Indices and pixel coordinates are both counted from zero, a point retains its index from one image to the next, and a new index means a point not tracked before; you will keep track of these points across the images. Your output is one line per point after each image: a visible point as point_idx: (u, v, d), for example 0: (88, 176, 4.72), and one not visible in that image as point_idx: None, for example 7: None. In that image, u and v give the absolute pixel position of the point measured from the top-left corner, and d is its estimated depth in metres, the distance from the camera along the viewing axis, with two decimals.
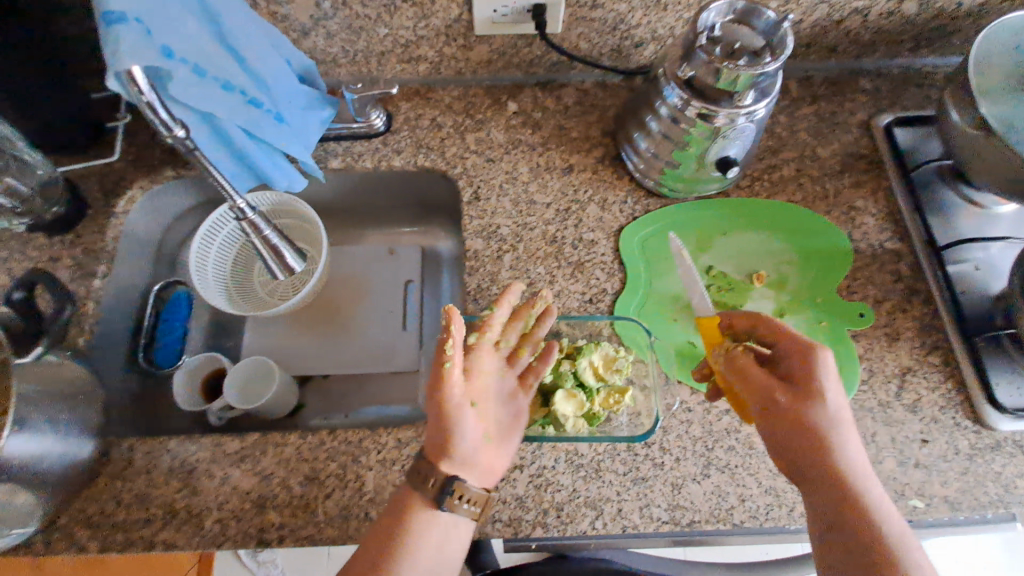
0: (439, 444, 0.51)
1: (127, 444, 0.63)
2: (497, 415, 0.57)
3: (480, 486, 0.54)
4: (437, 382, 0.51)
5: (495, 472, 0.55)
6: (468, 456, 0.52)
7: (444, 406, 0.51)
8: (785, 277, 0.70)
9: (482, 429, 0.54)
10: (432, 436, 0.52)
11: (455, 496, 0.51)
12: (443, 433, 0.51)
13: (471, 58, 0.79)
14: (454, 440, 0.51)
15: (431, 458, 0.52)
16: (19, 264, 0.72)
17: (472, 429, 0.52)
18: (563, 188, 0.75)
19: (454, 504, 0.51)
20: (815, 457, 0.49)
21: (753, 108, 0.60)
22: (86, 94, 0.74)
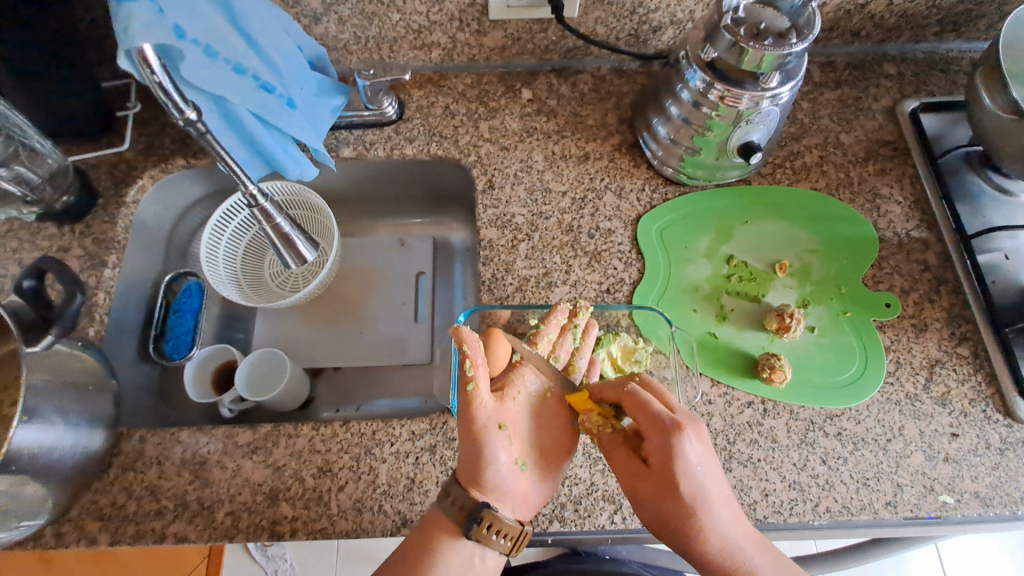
0: (468, 468, 0.52)
1: (138, 436, 0.62)
2: (537, 443, 0.57)
3: (514, 517, 0.53)
4: (464, 404, 0.53)
5: (530, 504, 0.55)
6: (499, 483, 0.53)
7: (473, 428, 0.53)
8: (808, 266, 0.68)
9: (515, 456, 0.55)
10: (463, 460, 0.53)
11: (486, 527, 0.50)
12: (474, 457, 0.52)
13: (484, 44, 0.78)
14: (482, 465, 0.52)
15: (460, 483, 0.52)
16: (29, 254, 0.71)
17: (500, 458, 0.53)
18: (579, 176, 0.74)
19: (483, 534, 0.50)
20: (661, 517, 0.50)
21: (778, 91, 0.58)
22: (95, 81, 0.73)
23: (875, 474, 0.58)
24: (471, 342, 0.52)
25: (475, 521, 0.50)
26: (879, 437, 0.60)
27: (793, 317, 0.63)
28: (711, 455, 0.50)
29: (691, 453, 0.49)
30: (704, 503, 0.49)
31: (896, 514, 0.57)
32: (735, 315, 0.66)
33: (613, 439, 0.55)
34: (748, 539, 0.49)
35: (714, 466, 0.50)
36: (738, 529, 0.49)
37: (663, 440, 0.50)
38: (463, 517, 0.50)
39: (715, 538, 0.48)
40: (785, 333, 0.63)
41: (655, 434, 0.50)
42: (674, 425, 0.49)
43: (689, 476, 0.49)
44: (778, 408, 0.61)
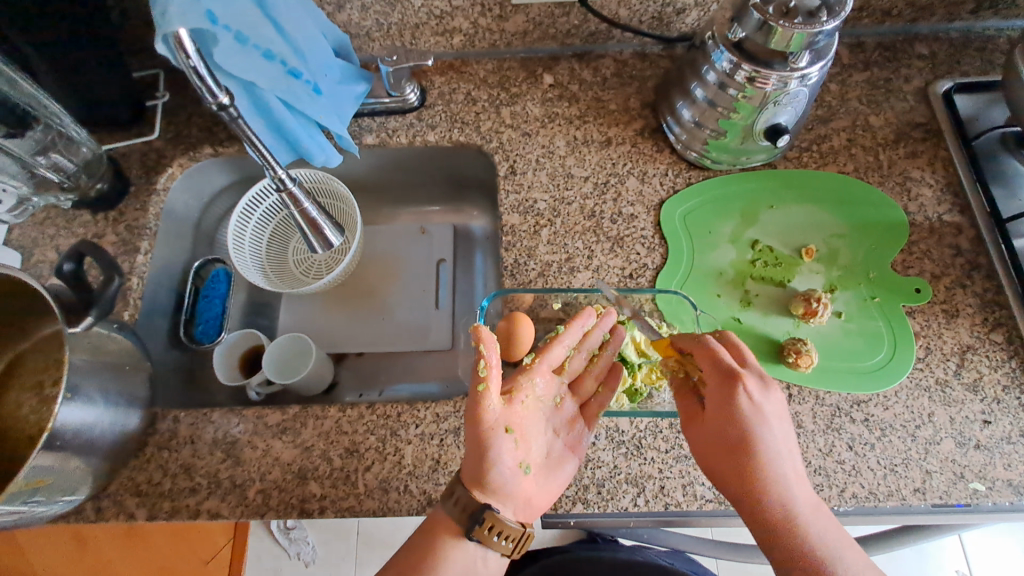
0: (475, 472, 0.51)
1: (172, 416, 0.64)
2: (542, 448, 0.57)
3: (516, 518, 0.53)
4: (473, 405, 0.51)
5: (533, 507, 0.54)
6: (504, 485, 0.52)
7: (482, 432, 0.51)
8: (835, 251, 0.67)
9: (521, 459, 0.54)
10: (468, 461, 0.52)
11: (487, 528, 0.49)
12: (479, 461, 0.51)
13: (506, 29, 0.78)
14: (490, 468, 0.51)
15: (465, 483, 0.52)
16: (65, 241, 0.73)
17: (505, 461, 0.52)
18: (601, 161, 0.73)
19: (484, 535, 0.49)
20: (717, 462, 0.51)
21: (807, 71, 0.57)
22: (126, 72, 0.75)
23: (904, 460, 0.58)
24: (488, 341, 0.50)
25: (477, 522, 0.49)
26: (907, 423, 0.59)
27: (821, 302, 0.62)
28: (778, 412, 0.50)
29: (751, 404, 0.50)
30: (762, 455, 0.49)
31: (924, 501, 0.56)
32: (759, 301, 0.65)
33: (680, 386, 0.57)
34: (806, 503, 0.48)
35: (777, 422, 0.50)
36: (797, 490, 0.48)
37: (722, 388, 0.51)
38: (465, 519, 0.50)
39: (767, 489, 0.48)
40: (811, 318, 0.62)
41: (715, 380, 0.51)
42: (734, 374, 0.50)
43: (746, 426, 0.49)
44: (803, 394, 0.61)
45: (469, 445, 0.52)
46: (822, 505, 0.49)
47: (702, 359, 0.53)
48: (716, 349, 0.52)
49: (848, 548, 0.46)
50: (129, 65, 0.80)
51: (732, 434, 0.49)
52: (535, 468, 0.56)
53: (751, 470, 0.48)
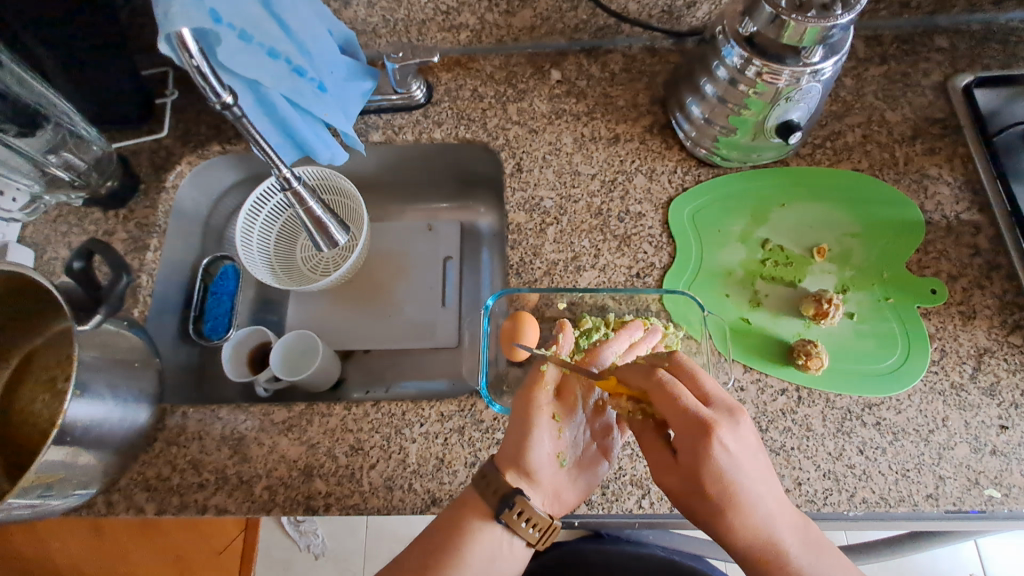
0: (513, 454, 0.52)
1: (181, 412, 0.65)
2: (579, 446, 0.57)
3: (544, 509, 0.53)
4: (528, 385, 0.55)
5: (561, 501, 0.54)
6: (539, 470, 0.53)
7: (530, 409, 0.54)
8: (849, 250, 0.66)
9: (558, 450, 0.55)
10: (508, 442, 0.53)
11: (516, 511, 0.49)
12: (521, 439, 0.53)
13: (513, 25, 0.77)
14: (529, 449, 0.52)
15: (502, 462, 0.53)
16: (77, 238, 0.74)
17: (546, 447, 0.54)
18: (609, 158, 0.72)
19: (512, 517, 0.49)
20: (695, 512, 0.46)
21: (821, 66, 0.55)
22: (136, 70, 0.75)
23: (916, 465, 0.56)
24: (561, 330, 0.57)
25: (507, 505, 0.49)
26: (920, 428, 0.58)
27: (832, 302, 0.61)
28: (750, 450, 0.45)
29: (726, 450, 0.44)
30: (741, 505, 0.44)
31: (937, 507, 0.55)
32: (769, 301, 0.64)
33: (642, 425, 0.52)
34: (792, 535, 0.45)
35: (755, 464, 0.45)
36: (784, 532, 0.44)
37: (693, 440, 0.45)
38: (497, 500, 0.50)
39: (752, 537, 0.44)
40: (822, 319, 0.61)
41: (685, 428, 0.45)
42: (706, 430, 0.44)
43: (722, 477, 0.44)
44: (813, 396, 0.59)
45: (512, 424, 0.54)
46: (810, 528, 0.46)
47: (661, 403, 0.47)
48: (676, 390, 0.46)
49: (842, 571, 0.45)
50: (139, 63, 0.81)
51: (708, 489, 0.44)
52: (569, 464, 0.56)
53: (733, 521, 0.44)
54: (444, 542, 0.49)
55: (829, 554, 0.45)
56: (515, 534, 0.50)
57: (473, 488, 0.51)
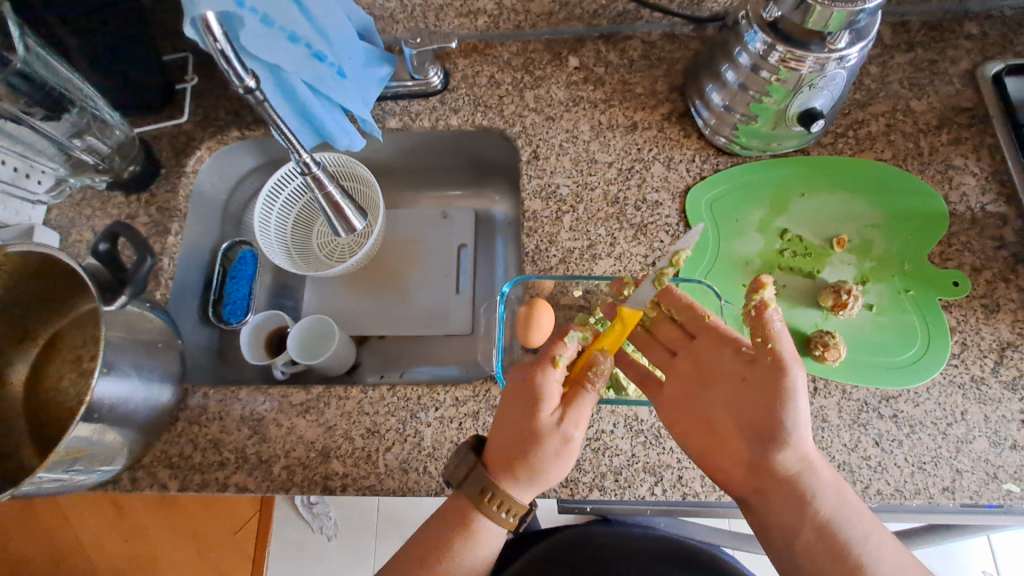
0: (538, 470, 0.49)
1: (202, 393, 0.66)
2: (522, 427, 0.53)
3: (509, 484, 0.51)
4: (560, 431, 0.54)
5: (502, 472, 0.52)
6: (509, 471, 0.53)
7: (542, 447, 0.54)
8: (869, 241, 0.65)
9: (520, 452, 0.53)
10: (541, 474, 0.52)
11: (481, 493, 0.49)
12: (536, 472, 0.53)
13: (531, 10, 0.76)
14: (553, 466, 0.49)
15: (494, 468, 0.50)
16: (101, 222, 0.75)
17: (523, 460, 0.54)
18: (626, 146, 0.72)
19: (479, 503, 0.49)
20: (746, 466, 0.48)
21: (846, 52, 0.55)
22: (157, 56, 0.76)
23: (933, 458, 0.56)
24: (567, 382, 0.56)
25: (473, 486, 0.50)
26: (938, 421, 0.57)
27: (852, 294, 0.60)
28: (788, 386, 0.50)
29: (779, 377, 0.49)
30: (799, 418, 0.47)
31: (953, 500, 0.54)
32: (787, 291, 0.63)
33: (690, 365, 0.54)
34: (843, 500, 0.45)
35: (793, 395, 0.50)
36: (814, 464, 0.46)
37: (764, 377, 0.48)
38: (467, 484, 0.51)
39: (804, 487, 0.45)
40: (840, 310, 0.61)
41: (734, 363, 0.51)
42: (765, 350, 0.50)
43: (794, 408, 0.46)
44: (829, 388, 0.59)
45: (507, 429, 0.51)
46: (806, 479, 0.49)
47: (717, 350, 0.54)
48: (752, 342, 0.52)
49: (891, 548, 0.43)
50: (159, 48, 0.82)
51: (763, 424, 0.47)
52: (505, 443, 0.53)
53: (789, 463, 0.46)
54: (425, 530, 0.51)
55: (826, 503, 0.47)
56: (482, 516, 0.49)
57: (450, 472, 0.52)
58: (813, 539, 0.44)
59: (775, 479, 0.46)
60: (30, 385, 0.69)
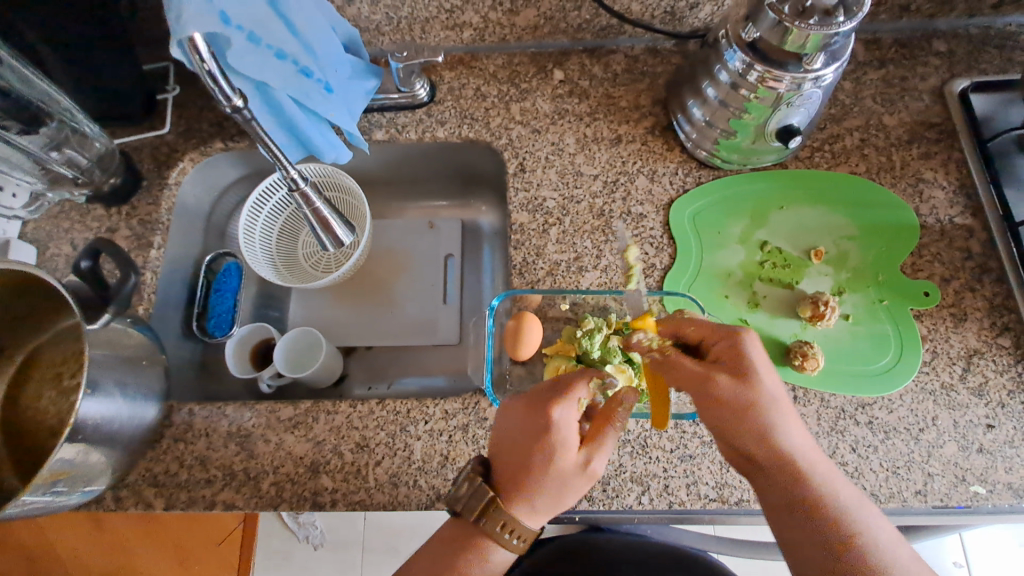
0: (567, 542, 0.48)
1: (188, 408, 0.65)
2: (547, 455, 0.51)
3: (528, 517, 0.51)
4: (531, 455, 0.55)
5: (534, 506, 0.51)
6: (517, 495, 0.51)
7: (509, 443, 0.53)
8: (845, 253, 0.67)
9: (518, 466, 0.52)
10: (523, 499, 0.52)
11: (504, 530, 0.49)
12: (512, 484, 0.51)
13: (517, 23, 0.77)
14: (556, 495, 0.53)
15: (522, 513, 0.50)
16: (81, 235, 0.74)
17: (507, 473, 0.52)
18: (611, 159, 0.73)
19: (505, 541, 0.50)
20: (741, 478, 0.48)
21: (821, 73, 0.57)
22: (138, 67, 0.74)
23: (906, 463, 0.58)
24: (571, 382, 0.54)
25: (490, 519, 0.50)
26: (911, 427, 0.60)
27: (829, 305, 0.62)
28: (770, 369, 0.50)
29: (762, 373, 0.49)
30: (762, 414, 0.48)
31: (925, 503, 0.57)
32: (767, 302, 0.65)
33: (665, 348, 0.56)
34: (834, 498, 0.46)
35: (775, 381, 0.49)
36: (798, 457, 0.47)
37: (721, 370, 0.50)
38: (481, 519, 0.50)
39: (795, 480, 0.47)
40: (818, 321, 0.63)
41: (728, 357, 0.50)
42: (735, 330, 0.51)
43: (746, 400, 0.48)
44: (808, 396, 0.61)
45: (548, 482, 0.50)
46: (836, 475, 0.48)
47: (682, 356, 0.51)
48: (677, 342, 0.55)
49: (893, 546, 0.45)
50: (140, 57, 0.80)
51: (745, 418, 0.48)
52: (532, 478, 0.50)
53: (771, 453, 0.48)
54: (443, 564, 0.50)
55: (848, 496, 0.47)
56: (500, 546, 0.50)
57: (460, 507, 0.51)
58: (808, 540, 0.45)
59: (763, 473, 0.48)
60: (9, 403, 0.67)
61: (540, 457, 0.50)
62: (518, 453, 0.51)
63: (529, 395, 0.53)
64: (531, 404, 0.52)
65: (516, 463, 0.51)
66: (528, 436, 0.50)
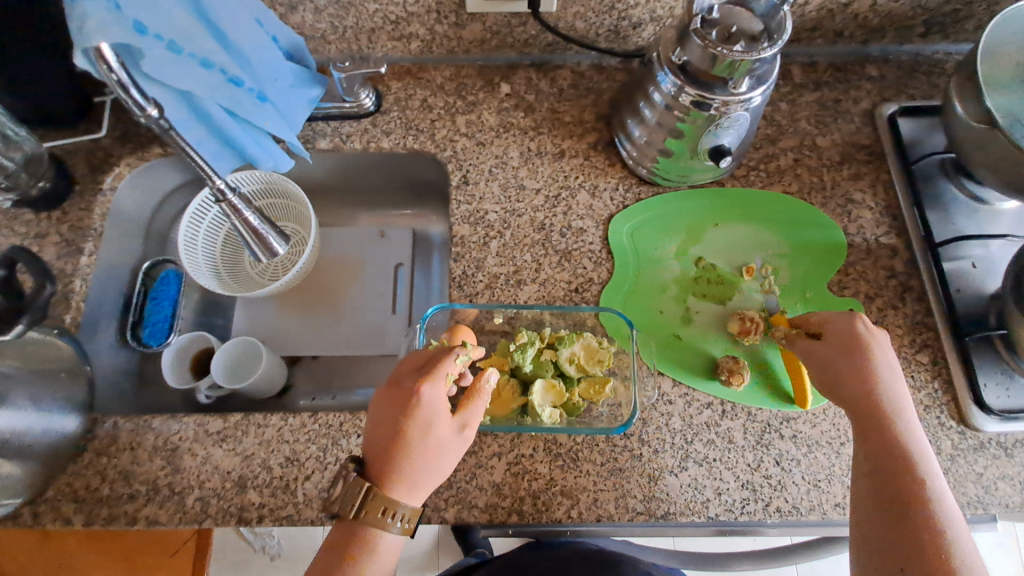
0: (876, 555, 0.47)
1: (113, 420, 0.63)
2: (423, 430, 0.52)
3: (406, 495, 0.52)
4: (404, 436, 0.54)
5: (415, 484, 0.52)
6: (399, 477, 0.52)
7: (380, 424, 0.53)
8: (775, 269, 0.69)
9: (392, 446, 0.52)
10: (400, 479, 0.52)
11: (382, 512, 0.50)
12: (383, 466, 0.51)
13: (463, 36, 0.78)
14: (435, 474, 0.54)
15: (400, 489, 0.51)
16: (7, 240, 0.71)
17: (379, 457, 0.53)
18: (553, 173, 0.74)
19: (388, 525, 0.50)
20: (877, 476, 0.50)
21: (749, 95, 0.59)
22: (71, 69, 0.72)
23: (827, 476, 0.60)
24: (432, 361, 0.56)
25: (371, 506, 0.50)
26: (833, 440, 0.61)
27: (755, 321, 0.63)
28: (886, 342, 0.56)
29: (885, 363, 0.55)
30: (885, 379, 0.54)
31: (844, 516, 0.58)
32: (699, 317, 0.67)
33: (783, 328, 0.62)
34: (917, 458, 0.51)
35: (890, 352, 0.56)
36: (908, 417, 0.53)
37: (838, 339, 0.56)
38: (360, 510, 0.50)
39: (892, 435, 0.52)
40: (745, 337, 0.64)
41: (841, 329, 0.57)
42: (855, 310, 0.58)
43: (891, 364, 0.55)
44: (736, 411, 0.62)
45: (418, 449, 0.51)
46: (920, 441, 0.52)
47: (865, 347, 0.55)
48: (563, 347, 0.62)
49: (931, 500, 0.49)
50: None
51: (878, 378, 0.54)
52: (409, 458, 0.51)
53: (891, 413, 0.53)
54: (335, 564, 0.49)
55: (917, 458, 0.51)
56: (384, 532, 0.50)
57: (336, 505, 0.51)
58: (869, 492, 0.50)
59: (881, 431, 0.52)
60: None
61: (409, 428, 0.51)
62: (387, 435, 0.52)
63: (393, 376, 0.55)
64: (394, 382, 0.55)
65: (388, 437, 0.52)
66: (393, 409, 0.52)
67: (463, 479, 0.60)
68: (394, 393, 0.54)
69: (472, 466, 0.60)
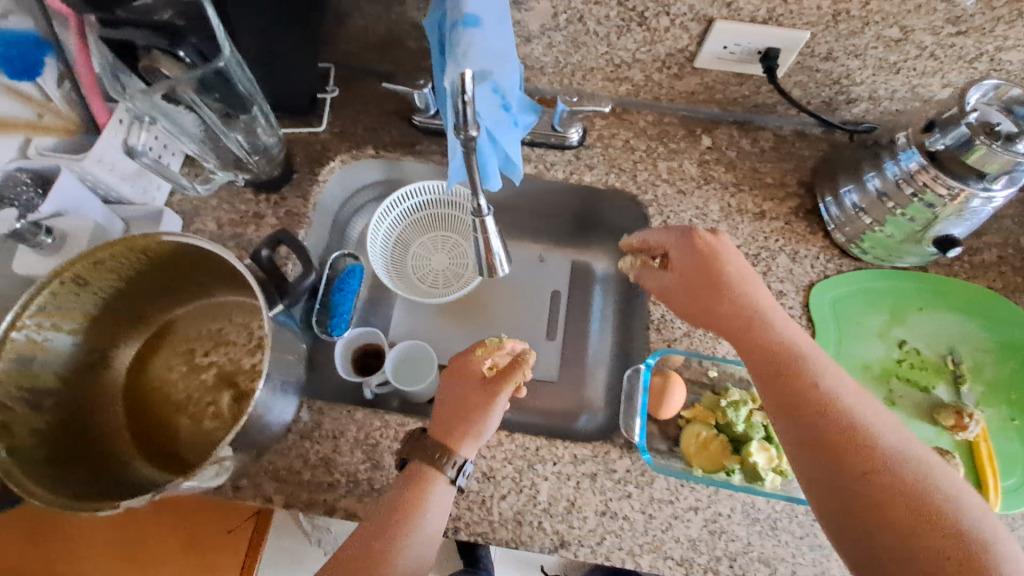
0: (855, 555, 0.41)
1: (317, 407, 0.66)
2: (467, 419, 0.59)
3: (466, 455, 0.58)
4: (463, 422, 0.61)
5: (448, 435, 0.58)
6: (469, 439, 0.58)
7: (455, 398, 0.61)
8: (981, 364, 0.68)
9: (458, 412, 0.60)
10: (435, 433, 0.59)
11: (443, 458, 0.57)
12: (453, 415, 0.60)
13: (676, 87, 0.79)
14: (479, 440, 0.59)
15: (462, 444, 0.58)
16: (226, 216, 0.74)
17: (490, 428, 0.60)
18: (754, 232, 0.75)
19: (445, 469, 0.56)
20: (796, 419, 0.46)
21: (994, 193, 0.60)
22: (312, 66, 0.76)
23: None
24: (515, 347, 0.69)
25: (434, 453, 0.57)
26: None
27: (972, 417, 0.63)
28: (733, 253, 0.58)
29: (749, 292, 0.55)
30: (767, 321, 0.53)
31: None
32: (904, 402, 0.66)
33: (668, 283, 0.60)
34: (860, 408, 0.45)
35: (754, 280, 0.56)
36: (830, 376, 0.47)
37: (698, 271, 0.57)
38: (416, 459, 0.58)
39: (824, 388, 0.47)
40: (959, 431, 0.63)
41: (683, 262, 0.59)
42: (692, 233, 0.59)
43: (754, 296, 0.55)
44: None
45: (478, 400, 0.60)
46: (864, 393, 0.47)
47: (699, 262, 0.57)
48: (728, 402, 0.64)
49: (915, 449, 0.43)
50: None
51: (758, 318, 0.53)
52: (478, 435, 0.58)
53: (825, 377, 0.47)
54: (389, 511, 0.54)
55: (868, 402, 0.46)
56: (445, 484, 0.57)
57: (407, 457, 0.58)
58: (834, 481, 0.43)
59: (806, 393, 0.47)
60: (134, 372, 0.66)
61: (457, 375, 0.63)
62: (449, 405, 0.61)
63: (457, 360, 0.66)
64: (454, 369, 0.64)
65: (460, 387, 0.62)
66: (466, 398, 0.60)
67: (660, 527, 0.60)
68: (450, 379, 0.63)
69: (669, 514, 0.60)
